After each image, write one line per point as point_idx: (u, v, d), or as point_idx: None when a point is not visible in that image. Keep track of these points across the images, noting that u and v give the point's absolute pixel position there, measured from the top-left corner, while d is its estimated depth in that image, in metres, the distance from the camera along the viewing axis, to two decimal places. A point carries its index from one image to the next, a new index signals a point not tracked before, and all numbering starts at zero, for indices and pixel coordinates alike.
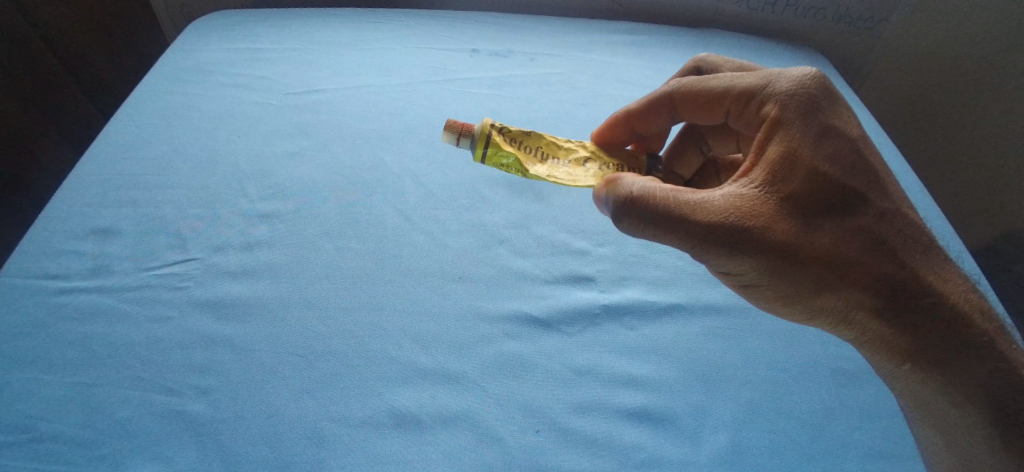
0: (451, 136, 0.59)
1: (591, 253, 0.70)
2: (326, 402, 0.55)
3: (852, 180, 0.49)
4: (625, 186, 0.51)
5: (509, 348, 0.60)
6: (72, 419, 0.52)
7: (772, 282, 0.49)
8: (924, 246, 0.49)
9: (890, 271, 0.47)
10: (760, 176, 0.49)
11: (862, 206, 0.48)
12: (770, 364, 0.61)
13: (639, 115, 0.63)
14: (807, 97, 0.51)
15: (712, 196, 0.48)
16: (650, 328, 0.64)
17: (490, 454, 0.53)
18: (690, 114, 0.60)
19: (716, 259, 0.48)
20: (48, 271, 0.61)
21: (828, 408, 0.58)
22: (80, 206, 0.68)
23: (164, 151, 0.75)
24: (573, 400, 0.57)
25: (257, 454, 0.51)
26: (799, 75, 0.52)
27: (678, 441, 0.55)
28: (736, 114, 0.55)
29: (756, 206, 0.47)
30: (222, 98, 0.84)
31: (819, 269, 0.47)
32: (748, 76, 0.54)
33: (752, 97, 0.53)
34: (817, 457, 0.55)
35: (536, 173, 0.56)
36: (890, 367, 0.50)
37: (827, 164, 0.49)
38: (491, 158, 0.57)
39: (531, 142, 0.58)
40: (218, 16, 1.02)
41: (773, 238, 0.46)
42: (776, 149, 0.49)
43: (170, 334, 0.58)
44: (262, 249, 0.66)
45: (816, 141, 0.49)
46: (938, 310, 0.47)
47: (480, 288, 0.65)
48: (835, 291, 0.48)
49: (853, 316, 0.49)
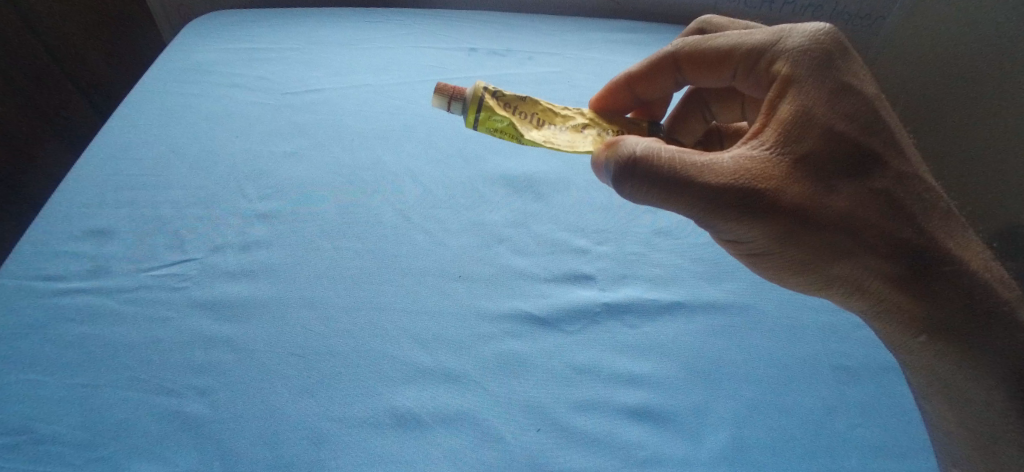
0: (441, 100, 0.54)
1: (591, 252, 0.69)
2: (326, 402, 0.54)
3: (870, 142, 0.46)
4: (627, 146, 0.46)
5: (509, 347, 0.59)
6: (73, 421, 0.53)
7: (785, 250, 0.46)
8: (942, 212, 0.47)
9: (908, 238, 0.45)
10: (773, 136, 0.45)
11: (880, 169, 0.46)
12: (770, 361, 0.60)
13: (640, 78, 0.60)
14: (824, 53, 0.47)
15: (722, 158, 0.45)
16: (650, 326, 0.62)
17: (490, 453, 0.52)
18: (696, 75, 0.57)
19: (725, 226, 0.45)
20: (48, 272, 0.62)
21: (826, 405, 0.57)
22: (80, 208, 0.69)
23: (162, 152, 0.76)
24: (572, 399, 0.56)
25: (258, 454, 0.51)
26: (814, 29, 0.48)
27: (678, 439, 0.54)
28: (745, 74, 0.52)
29: (769, 168, 0.44)
30: (218, 98, 0.85)
31: (834, 235, 0.44)
32: (759, 32, 0.50)
33: (763, 54, 0.49)
34: (816, 455, 0.54)
35: (532, 138, 0.52)
36: (906, 339, 0.50)
37: (844, 124, 0.45)
38: (484, 122, 0.53)
39: (526, 107, 0.54)
40: (218, 16, 1.03)
41: (788, 203, 0.43)
42: (788, 109, 0.46)
43: (170, 334, 0.58)
44: (260, 250, 0.66)
45: (832, 99, 0.46)
46: (958, 279, 0.46)
47: (479, 287, 0.64)
48: (852, 259, 0.46)
49: (868, 284, 0.47)
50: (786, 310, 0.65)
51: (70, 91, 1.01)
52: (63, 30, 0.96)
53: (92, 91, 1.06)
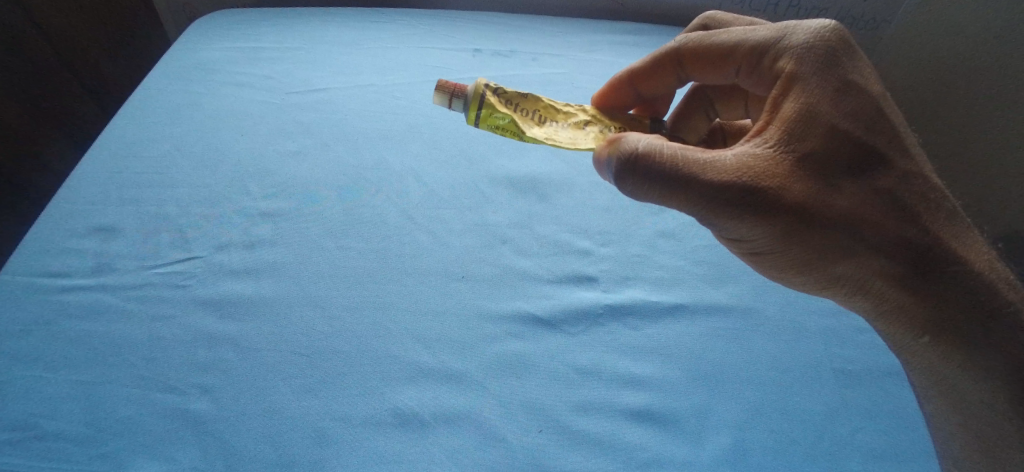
0: (442, 97, 0.54)
1: (593, 253, 0.69)
2: (328, 401, 0.54)
3: (873, 140, 0.46)
4: (629, 143, 0.46)
5: (510, 348, 0.59)
6: (76, 418, 0.53)
7: (787, 248, 0.46)
8: (947, 212, 0.47)
9: (911, 237, 0.45)
10: (778, 133, 0.45)
11: (884, 168, 0.46)
12: (772, 365, 0.60)
13: (643, 75, 0.60)
14: (828, 50, 0.47)
15: (723, 156, 0.44)
16: (651, 328, 0.62)
17: (493, 454, 0.52)
18: (699, 73, 0.57)
19: (727, 224, 0.45)
20: (52, 269, 0.63)
21: (829, 408, 0.57)
22: (84, 205, 0.69)
23: (166, 150, 0.77)
24: (574, 400, 0.56)
25: (260, 453, 0.51)
26: (819, 26, 0.48)
27: (678, 441, 0.54)
28: (749, 71, 0.52)
29: (772, 166, 0.44)
30: (222, 97, 0.85)
31: (837, 233, 0.44)
32: (762, 29, 0.50)
33: (767, 51, 0.49)
34: (816, 458, 0.54)
35: (532, 136, 0.53)
36: (908, 340, 0.49)
37: (848, 122, 0.45)
38: (485, 120, 0.53)
39: (528, 104, 0.54)
40: (223, 14, 1.04)
41: (790, 200, 0.43)
42: (792, 106, 0.45)
43: (172, 332, 0.59)
44: (263, 249, 0.66)
45: (835, 97, 0.46)
46: (962, 279, 0.46)
47: (482, 288, 0.64)
48: (855, 258, 0.45)
49: (871, 284, 0.47)
50: (788, 312, 0.64)
51: (75, 90, 1.02)
52: (69, 28, 0.97)
53: (96, 90, 1.06)
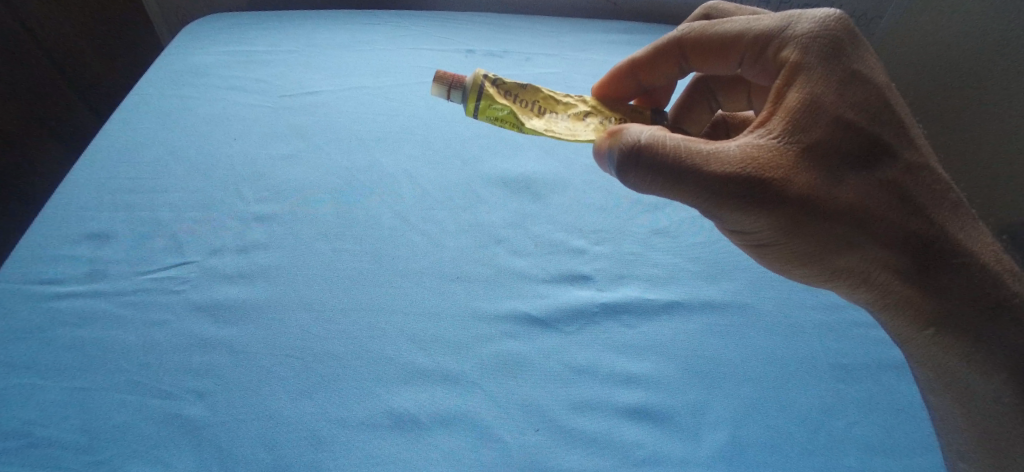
0: (441, 89, 0.54)
1: (589, 252, 0.68)
2: (323, 403, 0.54)
3: (878, 130, 0.45)
4: (631, 135, 0.46)
5: (507, 348, 0.58)
6: (69, 425, 0.52)
7: (790, 240, 0.45)
8: (953, 204, 0.46)
9: (917, 229, 0.45)
10: (781, 124, 0.44)
11: (889, 159, 0.45)
12: (773, 361, 0.59)
13: (645, 65, 0.59)
14: (834, 40, 0.46)
15: (727, 147, 0.44)
16: (650, 326, 0.61)
17: (490, 453, 0.52)
18: (702, 64, 0.56)
19: (729, 216, 0.45)
20: (45, 276, 0.62)
21: (829, 403, 0.56)
22: (77, 211, 0.68)
23: (160, 154, 0.76)
24: (572, 399, 0.55)
25: (254, 456, 0.51)
26: (824, 15, 0.47)
27: (678, 438, 0.53)
28: (752, 62, 0.51)
29: (776, 158, 0.43)
30: (216, 102, 0.85)
31: (841, 225, 0.44)
32: (766, 19, 0.50)
33: (771, 41, 0.49)
34: (817, 453, 0.53)
35: (532, 127, 0.52)
36: (913, 332, 0.49)
37: (853, 112, 0.45)
38: (484, 112, 0.53)
39: (528, 95, 0.54)
40: (215, 19, 1.04)
41: (794, 192, 0.43)
42: (797, 97, 0.45)
43: (167, 337, 0.58)
44: (257, 252, 0.66)
45: (841, 87, 0.45)
46: (968, 271, 0.45)
47: (478, 288, 0.64)
48: (859, 250, 0.45)
49: (875, 276, 0.47)
50: (788, 308, 0.64)
51: (66, 93, 1.01)
52: (63, 33, 0.97)
53: (92, 95, 1.07)
